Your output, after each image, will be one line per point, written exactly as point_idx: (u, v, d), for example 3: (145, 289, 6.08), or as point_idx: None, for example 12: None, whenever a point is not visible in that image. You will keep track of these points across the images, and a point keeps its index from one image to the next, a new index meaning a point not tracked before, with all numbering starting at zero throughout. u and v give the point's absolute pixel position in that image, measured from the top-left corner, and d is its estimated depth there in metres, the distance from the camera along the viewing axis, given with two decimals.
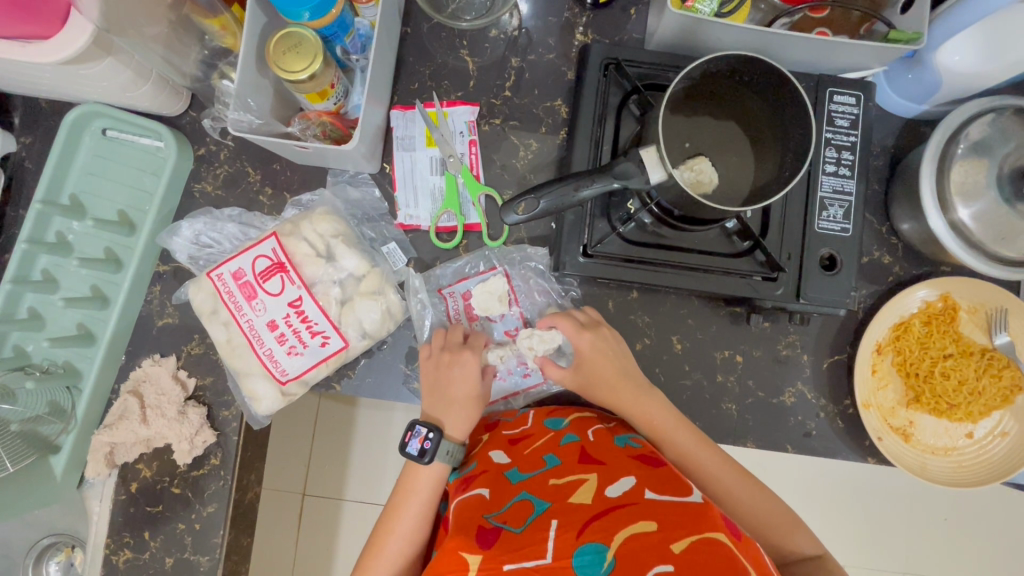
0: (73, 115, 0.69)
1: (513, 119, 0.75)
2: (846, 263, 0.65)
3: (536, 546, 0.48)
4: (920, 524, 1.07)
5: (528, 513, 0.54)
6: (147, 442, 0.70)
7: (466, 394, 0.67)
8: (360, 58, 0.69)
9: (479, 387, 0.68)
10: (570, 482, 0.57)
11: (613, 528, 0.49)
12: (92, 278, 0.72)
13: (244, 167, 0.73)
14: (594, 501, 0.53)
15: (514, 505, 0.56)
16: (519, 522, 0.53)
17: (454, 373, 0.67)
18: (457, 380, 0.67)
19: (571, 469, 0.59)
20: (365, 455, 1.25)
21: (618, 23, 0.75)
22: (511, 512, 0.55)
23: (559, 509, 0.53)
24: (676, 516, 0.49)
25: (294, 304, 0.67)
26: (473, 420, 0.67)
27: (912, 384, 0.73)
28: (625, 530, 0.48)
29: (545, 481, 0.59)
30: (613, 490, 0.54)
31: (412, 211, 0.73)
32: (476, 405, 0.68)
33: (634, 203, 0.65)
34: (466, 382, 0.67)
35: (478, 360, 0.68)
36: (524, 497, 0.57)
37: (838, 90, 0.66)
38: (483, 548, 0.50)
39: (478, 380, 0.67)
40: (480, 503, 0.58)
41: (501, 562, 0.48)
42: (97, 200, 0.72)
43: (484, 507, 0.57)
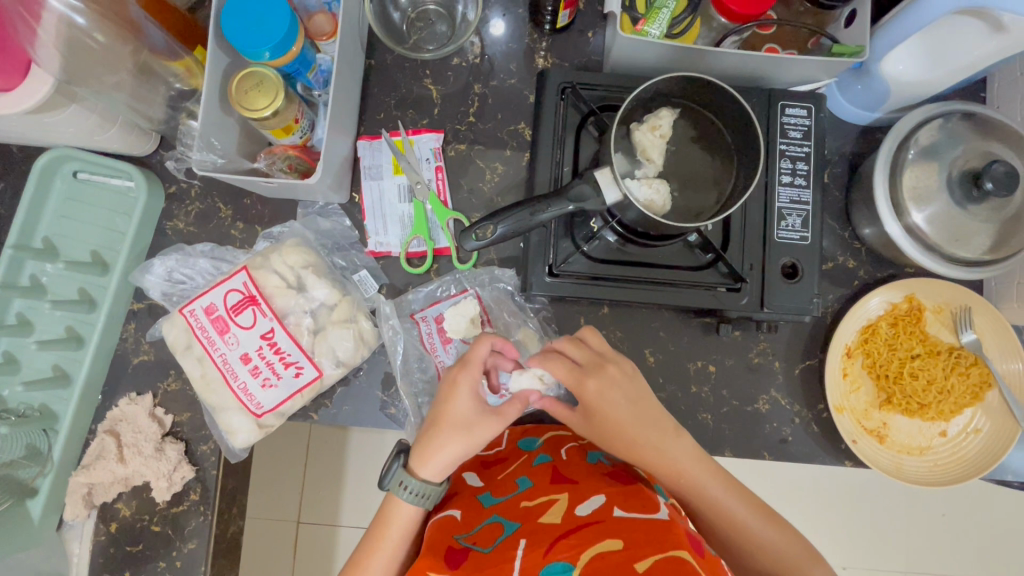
0: (42, 160, 0.70)
1: (478, 143, 0.77)
2: (807, 270, 0.66)
3: (503, 565, 0.51)
4: (911, 523, 1.08)
5: (497, 534, 0.56)
6: (125, 481, 0.70)
7: (449, 422, 0.60)
8: (323, 93, 0.70)
9: (467, 420, 0.60)
10: (540, 504, 0.59)
11: (580, 546, 0.50)
12: (66, 319, 0.72)
13: (215, 202, 0.75)
14: (563, 519, 0.55)
15: (484, 526, 0.59)
16: (488, 543, 0.55)
17: (441, 400, 0.61)
18: (447, 405, 0.61)
19: (542, 490, 0.61)
20: (357, 481, 1.24)
21: (576, 46, 0.78)
22: (480, 534, 0.58)
23: (527, 530, 0.55)
24: (641, 534, 0.51)
25: (266, 336, 0.67)
26: (446, 462, 0.59)
27: (883, 386, 0.74)
28: (591, 549, 0.50)
29: (516, 503, 0.60)
30: (583, 509, 0.56)
31: (382, 237, 0.74)
32: (458, 439, 0.59)
33: (598, 222, 0.65)
34: (452, 408, 0.60)
35: (468, 384, 0.60)
36: (495, 519, 0.59)
37: (790, 103, 0.68)
38: (451, 569, 0.53)
39: (466, 411, 0.60)
40: (451, 524, 0.61)
41: None
42: (69, 242, 0.73)
43: (454, 528, 0.60)
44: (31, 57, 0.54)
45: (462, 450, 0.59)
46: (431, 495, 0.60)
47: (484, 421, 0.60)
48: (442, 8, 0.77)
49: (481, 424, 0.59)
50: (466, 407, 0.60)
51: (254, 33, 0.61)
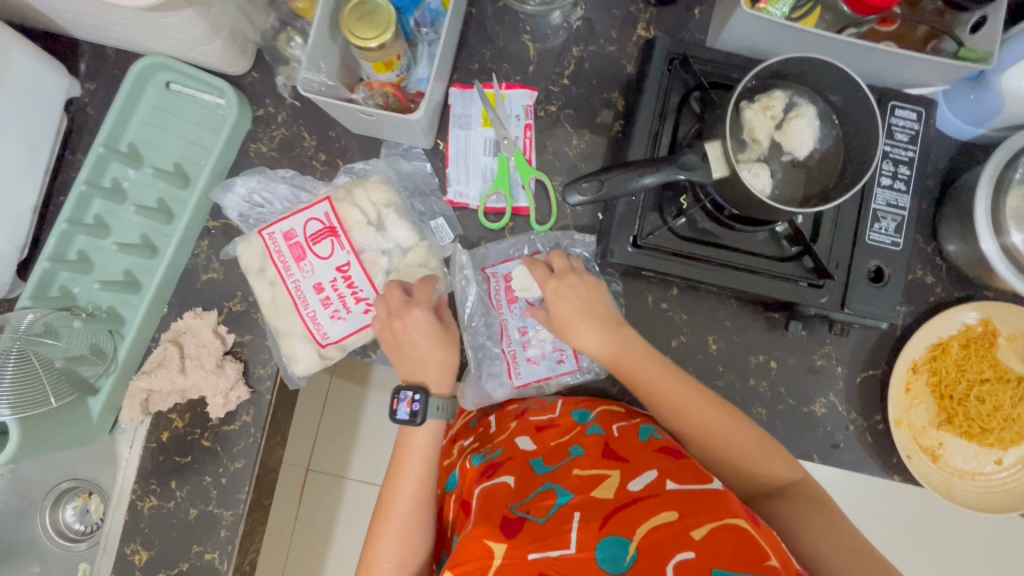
0: (139, 66, 0.70)
1: (569, 107, 0.76)
2: (894, 276, 0.65)
3: (560, 537, 0.51)
4: None
5: (551, 502, 0.56)
6: (182, 392, 0.71)
7: (428, 344, 0.64)
8: (430, 32, 0.70)
9: (440, 334, 0.65)
10: (592, 476, 0.58)
11: (633, 524, 0.50)
12: (143, 227, 0.73)
13: (301, 131, 0.74)
14: (615, 495, 0.55)
15: (538, 495, 0.58)
16: (543, 513, 0.55)
17: (412, 337, 0.64)
18: (415, 335, 0.64)
19: (593, 463, 0.60)
20: (373, 436, 1.25)
21: (680, 21, 0.76)
22: (534, 502, 0.57)
23: (581, 502, 0.55)
24: (694, 504, 0.51)
25: (341, 269, 0.68)
26: (451, 370, 0.65)
27: (945, 406, 0.73)
28: (644, 525, 0.50)
29: (568, 471, 0.60)
30: (636, 484, 0.55)
31: (462, 188, 0.73)
32: (448, 350, 0.65)
33: (688, 199, 0.65)
34: (423, 339, 0.64)
35: (424, 304, 0.65)
36: (548, 487, 0.58)
37: (901, 104, 0.66)
38: (508, 538, 0.52)
39: (434, 327, 0.64)
40: (505, 491, 0.59)
41: (526, 551, 0.50)
42: (154, 151, 0.73)
43: (508, 496, 0.59)
44: None
45: (450, 358, 0.65)
46: (447, 408, 0.64)
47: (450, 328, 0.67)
48: None
49: (449, 332, 0.66)
50: (432, 327, 0.64)
51: None
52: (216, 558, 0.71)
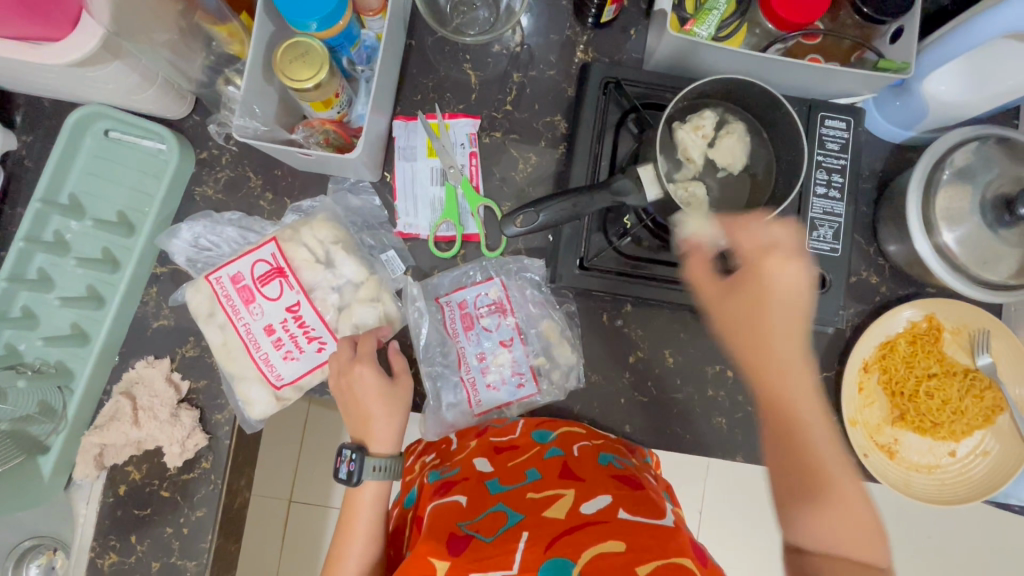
0: (74, 117, 0.69)
1: (513, 133, 0.76)
2: (835, 282, 0.67)
3: (504, 556, 0.52)
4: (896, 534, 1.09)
5: (501, 523, 0.57)
6: (137, 444, 0.70)
7: (374, 403, 0.64)
8: (365, 69, 0.71)
9: (387, 392, 0.65)
10: (546, 498, 0.60)
11: (580, 546, 0.52)
12: (89, 278, 0.72)
13: (246, 171, 0.74)
14: (567, 516, 0.56)
15: (489, 515, 0.59)
16: (491, 532, 0.56)
17: (355, 394, 0.64)
18: (362, 395, 0.64)
19: (550, 484, 0.62)
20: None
21: (617, 42, 0.78)
22: (485, 521, 0.58)
23: (531, 523, 0.56)
24: (643, 538, 0.52)
25: (292, 309, 0.67)
26: (397, 430, 0.65)
27: (897, 403, 0.75)
28: (592, 549, 0.51)
29: (522, 494, 0.61)
30: (588, 507, 0.57)
31: (411, 219, 0.74)
32: (395, 409, 0.65)
33: (631, 219, 0.65)
34: (368, 395, 0.64)
35: (369, 364, 0.65)
36: (500, 508, 0.60)
37: (829, 114, 0.69)
38: (453, 555, 0.53)
39: (380, 387, 0.65)
40: (456, 509, 0.60)
41: (468, 570, 0.51)
42: (96, 201, 0.72)
43: (458, 514, 0.59)
44: (82, 4, 0.53)
45: (397, 417, 0.65)
46: (389, 468, 0.65)
47: (400, 384, 0.67)
48: None
49: (399, 389, 0.66)
50: (376, 384, 0.64)
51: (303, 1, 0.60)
52: None
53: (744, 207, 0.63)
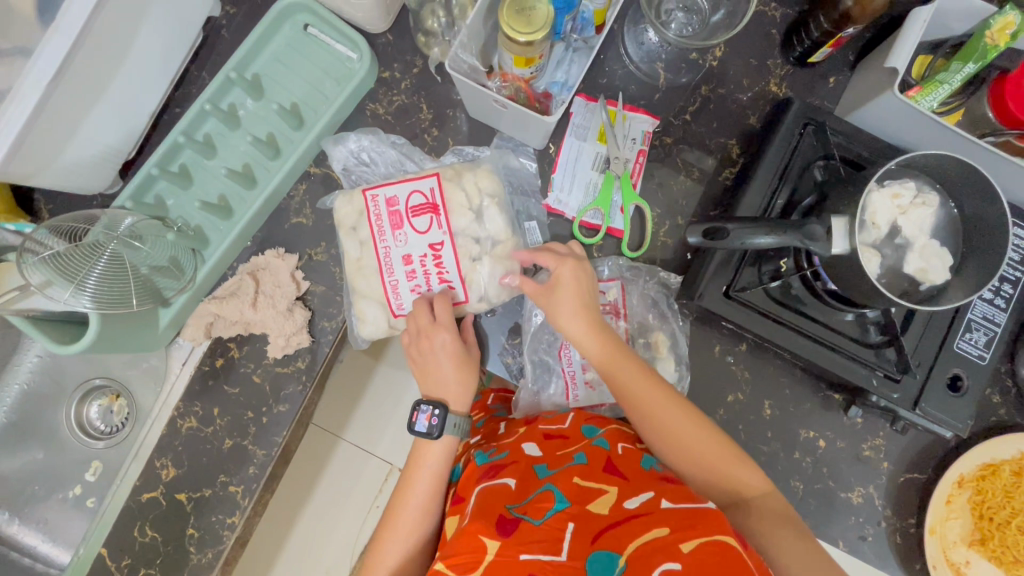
0: (285, 3, 0.71)
1: (684, 143, 0.76)
2: (972, 388, 0.65)
3: (552, 542, 0.50)
4: None
5: (546, 505, 0.55)
6: (246, 325, 0.72)
7: (449, 367, 0.66)
8: (578, 40, 0.71)
9: (464, 358, 0.66)
10: (591, 488, 0.57)
11: (625, 539, 0.50)
12: (248, 157, 0.74)
13: (421, 102, 0.75)
14: (611, 511, 0.54)
15: (536, 496, 0.57)
16: (539, 514, 0.54)
17: (436, 358, 0.66)
18: (440, 359, 0.66)
19: (594, 475, 0.59)
20: (376, 409, 1.22)
21: (813, 85, 0.76)
22: (532, 504, 0.56)
23: (577, 512, 0.54)
24: (686, 520, 0.51)
25: (433, 246, 0.68)
26: (473, 392, 0.67)
27: (982, 526, 0.73)
28: (636, 541, 0.50)
29: (568, 477, 0.59)
30: (632, 502, 0.55)
31: (563, 196, 0.74)
32: (471, 374, 0.67)
33: (788, 263, 0.65)
34: (447, 356, 0.65)
35: (450, 329, 0.65)
36: (547, 489, 0.58)
37: (1020, 223, 0.66)
38: (504, 535, 0.51)
39: (458, 353, 0.66)
40: (505, 493, 0.58)
41: (519, 551, 0.49)
42: (276, 88, 0.74)
43: (507, 497, 0.58)
44: None
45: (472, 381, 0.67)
46: (463, 427, 0.66)
47: (472, 352, 0.68)
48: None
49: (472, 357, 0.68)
50: (454, 348, 0.66)
51: None
52: (239, 492, 0.72)
53: (911, 272, 0.60)
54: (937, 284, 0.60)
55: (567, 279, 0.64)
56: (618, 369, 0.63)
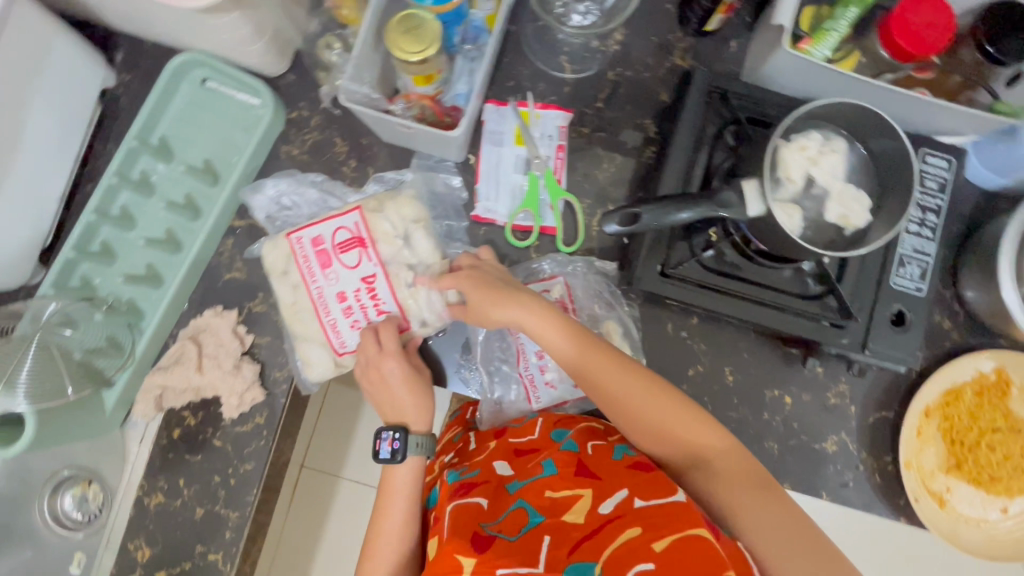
0: (177, 62, 0.70)
1: (601, 130, 0.76)
2: (915, 321, 0.66)
3: (529, 556, 0.49)
4: None
5: (521, 522, 0.55)
6: (196, 391, 0.71)
7: (400, 390, 0.65)
8: (472, 49, 0.70)
9: (415, 378, 0.66)
10: (565, 497, 0.57)
11: (600, 546, 0.50)
12: (169, 222, 0.72)
13: (333, 136, 0.74)
14: (586, 519, 0.54)
15: (510, 514, 0.57)
16: (514, 532, 0.53)
17: (388, 384, 0.65)
18: (392, 384, 0.65)
19: (567, 482, 0.59)
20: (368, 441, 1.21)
21: (717, 52, 0.77)
22: (506, 522, 0.55)
23: (552, 525, 0.54)
24: (657, 517, 0.51)
25: (367, 279, 0.68)
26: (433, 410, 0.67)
27: (955, 451, 0.73)
28: (611, 545, 0.49)
29: (540, 490, 0.59)
30: (605, 506, 0.55)
31: (491, 204, 0.74)
32: (427, 392, 0.66)
33: (716, 232, 0.66)
34: (397, 380, 0.65)
35: (397, 354, 0.65)
36: (519, 505, 0.57)
37: (933, 152, 0.67)
38: (478, 552, 0.50)
39: (408, 375, 0.65)
40: (478, 512, 0.58)
41: (495, 566, 0.48)
42: (185, 148, 0.73)
43: (480, 515, 0.57)
44: None
45: (429, 400, 0.66)
46: (428, 446, 0.65)
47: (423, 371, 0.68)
48: None
49: (423, 376, 0.67)
50: (402, 370, 0.65)
51: None
52: (219, 559, 0.71)
53: (833, 220, 0.61)
54: (860, 227, 0.61)
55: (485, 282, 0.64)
56: (567, 351, 0.63)
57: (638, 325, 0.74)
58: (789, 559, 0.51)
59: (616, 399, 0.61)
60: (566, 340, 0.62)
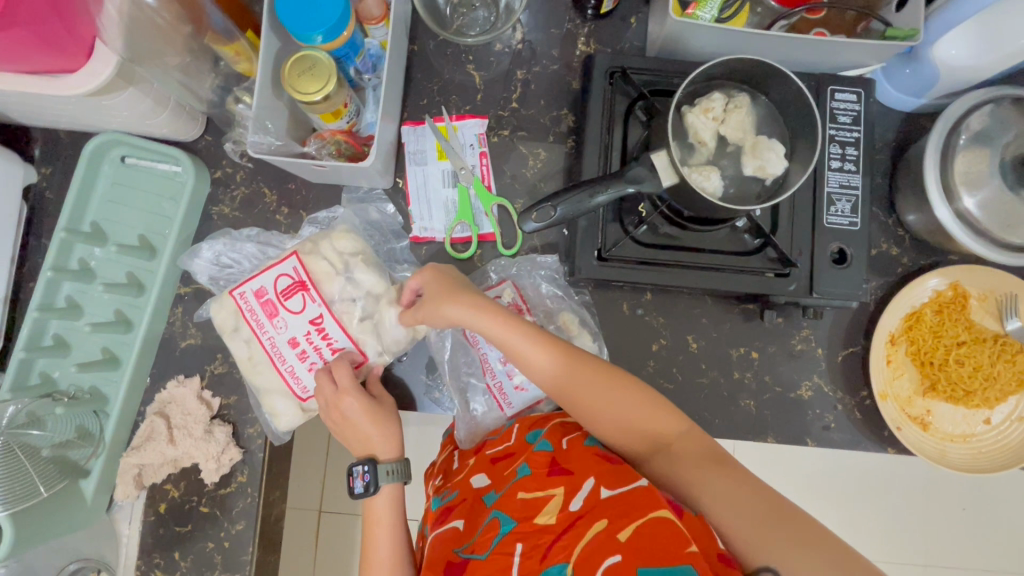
0: (92, 145, 0.71)
1: (521, 130, 0.77)
2: (856, 256, 0.66)
3: None
4: (896, 498, 1.15)
5: (494, 536, 0.55)
6: (174, 462, 0.71)
7: (364, 424, 0.65)
8: (372, 77, 0.71)
9: (376, 410, 0.66)
10: (536, 499, 0.57)
11: (571, 547, 0.50)
12: (116, 303, 0.73)
13: (261, 188, 0.75)
14: (558, 518, 0.54)
15: (484, 528, 0.57)
16: (485, 548, 0.55)
17: (350, 421, 0.65)
18: (354, 420, 0.65)
19: (540, 483, 0.58)
20: None
21: (618, 31, 0.77)
22: (480, 539, 0.56)
23: (523, 531, 0.54)
24: (624, 506, 0.51)
25: (314, 321, 0.68)
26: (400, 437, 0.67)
27: (927, 373, 0.73)
28: (580, 545, 0.50)
29: (513, 495, 0.58)
30: (576, 501, 0.54)
31: (426, 223, 0.75)
32: (391, 421, 0.67)
33: (646, 207, 0.66)
34: (361, 414, 0.65)
35: (354, 389, 0.65)
36: (494, 516, 0.57)
37: (840, 88, 0.68)
38: None
39: (367, 408, 0.65)
40: (454, 536, 0.59)
41: None
42: (118, 227, 0.74)
43: (456, 539, 0.58)
44: (95, 33, 0.53)
45: (393, 428, 0.67)
46: (401, 471, 0.65)
47: (384, 402, 0.68)
48: None
49: (384, 406, 0.68)
50: (364, 404, 0.65)
51: (309, 16, 0.61)
52: None
53: (750, 173, 0.61)
54: (777, 174, 0.61)
55: (433, 283, 0.66)
56: (529, 359, 0.63)
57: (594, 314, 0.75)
58: (750, 524, 0.50)
59: (569, 388, 0.62)
60: (522, 337, 0.63)
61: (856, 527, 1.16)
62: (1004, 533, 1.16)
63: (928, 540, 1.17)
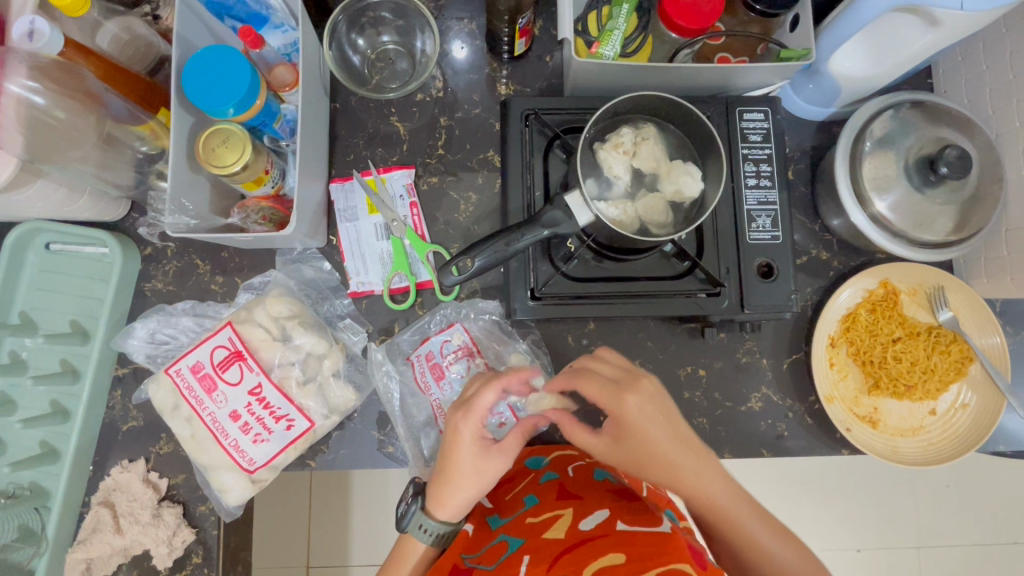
0: (12, 237, 0.70)
1: (450, 175, 0.78)
2: (783, 268, 0.68)
3: None
4: (872, 485, 1.18)
5: (502, 551, 0.55)
6: (124, 551, 0.68)
7: (457, 465, 0.59)
8: (291, 142, 0.71)
9: (474, 461, 0.58)
10: (545, 520, 0.57)
11: (582, 561, 0.48)
12: (50, 393, 0.71)
13: (193, 259, 0.75)
14: (567, 535, 0.53)
15: (491, 546, 0.57)
16: (493, 561, 0.54)
17: (449, 447, 0.59)
18: (449, 451, 0.59)
19: (549, 506, 0.59)
20: (365, 522, 1.17)
21: (535, 71, 0.79)
22: (486, 553, 0.57)
23: (532, 546, 0.54)
24: (643, 546, 0.48)
25: (254, 392, 0.67)
26: (461, 505, 0.60)
27: (870, 372, 0.75)
28: (594, 564, 0.47)
29: (522, 520, 0.59)
30: (587, 523, 0.54)
31: (363, 277, 0.75)
32: (478, 480, 0.59)
33: (574, 242, 0.67)
34: (460, 456, 0.59)
35: (468, 427, 0.59)
36: (501, 538, 0.58)
37: (747, 108, 0.70)
38: None
39: (469, 452, 0.58)
40: (460, 543, 0.61)
41: None
42: (47, 315, 0.72)
43: (465, 546, 0.60)
44: None
45: (471, 488, 0.59)
46: (437, 534, 0.60)
47: (494, 460, 0.59)
48: (401, 47, 0.78)
49: (487, 464, 0.59)
50: (473, 450, 0.59)
51: (217, 92, 0.61)
52: None
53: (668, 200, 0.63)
54: (695, 197, 0.63)
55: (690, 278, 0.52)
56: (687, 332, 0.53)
57: (540, 352, 0.75)
58: None
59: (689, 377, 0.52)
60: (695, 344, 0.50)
61: (846, 518, 1.17)
62: (978, 508, 1.18)
63: (911, 524, 1.18)
